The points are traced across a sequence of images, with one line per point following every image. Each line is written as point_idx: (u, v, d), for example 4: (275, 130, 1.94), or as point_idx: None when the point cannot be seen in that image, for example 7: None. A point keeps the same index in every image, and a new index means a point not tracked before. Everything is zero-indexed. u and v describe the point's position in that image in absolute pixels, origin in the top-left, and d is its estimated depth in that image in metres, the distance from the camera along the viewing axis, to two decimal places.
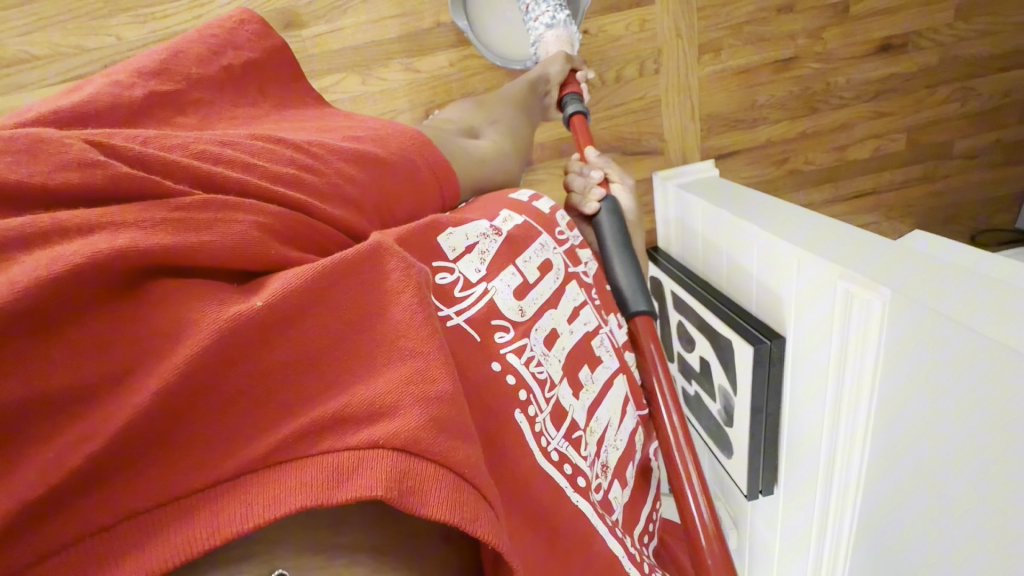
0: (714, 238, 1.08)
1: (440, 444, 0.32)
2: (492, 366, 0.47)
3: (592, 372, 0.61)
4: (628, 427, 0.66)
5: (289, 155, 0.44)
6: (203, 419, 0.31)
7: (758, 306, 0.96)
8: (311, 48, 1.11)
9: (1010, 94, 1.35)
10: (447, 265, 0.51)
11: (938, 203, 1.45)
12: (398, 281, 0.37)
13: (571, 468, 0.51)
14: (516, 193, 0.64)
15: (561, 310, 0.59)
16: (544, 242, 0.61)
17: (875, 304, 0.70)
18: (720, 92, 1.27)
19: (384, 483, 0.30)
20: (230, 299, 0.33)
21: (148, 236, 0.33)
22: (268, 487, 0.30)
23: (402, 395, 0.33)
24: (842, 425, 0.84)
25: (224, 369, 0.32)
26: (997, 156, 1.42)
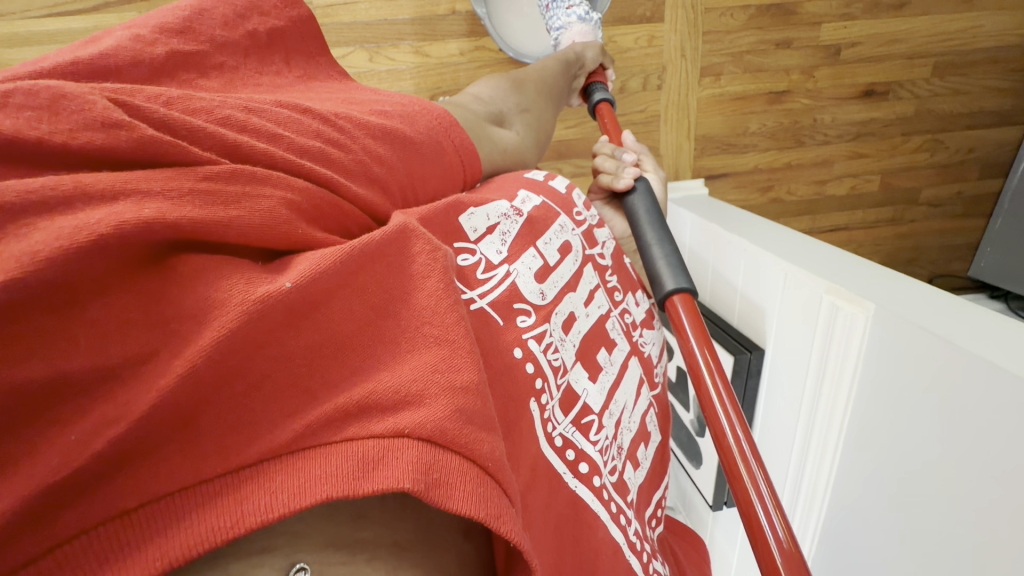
0: (700, 252, 1.13)
1: (467, 437, 0.31)
2: (512, 353, 0.47)
3: (609, 355, 0.63)
4: (641, 409, 0.69)
5: (315, 127, 0.40)
6: (225, 408, 0.28)
7: (740, 320, 1.01)
8: (321, 18, 1.08)
9: (973, 150, 1.46)
10: (469, 247, 0.50)
11: (903, 244, 1.55)
12: (423, 266, 0.36)
13: (574, 454, 0.52)
14: (532, 174, 0.64)
15: (579, 295, 0.61)
16: (563, 224, 0.62)
17: (858, 321, 0.74)
18: (717, 115, 1.31)
19: (412, 475, 0.29)
20: (254, 275, 0.31)
21: (175, 208, 0.29)
22: (291, 478, 0.28)
23: (430, 386, 0.31)
24: (813, 439, 0.87)
25: (252, 352, 0.29)
26: (957, 207, 1.53)
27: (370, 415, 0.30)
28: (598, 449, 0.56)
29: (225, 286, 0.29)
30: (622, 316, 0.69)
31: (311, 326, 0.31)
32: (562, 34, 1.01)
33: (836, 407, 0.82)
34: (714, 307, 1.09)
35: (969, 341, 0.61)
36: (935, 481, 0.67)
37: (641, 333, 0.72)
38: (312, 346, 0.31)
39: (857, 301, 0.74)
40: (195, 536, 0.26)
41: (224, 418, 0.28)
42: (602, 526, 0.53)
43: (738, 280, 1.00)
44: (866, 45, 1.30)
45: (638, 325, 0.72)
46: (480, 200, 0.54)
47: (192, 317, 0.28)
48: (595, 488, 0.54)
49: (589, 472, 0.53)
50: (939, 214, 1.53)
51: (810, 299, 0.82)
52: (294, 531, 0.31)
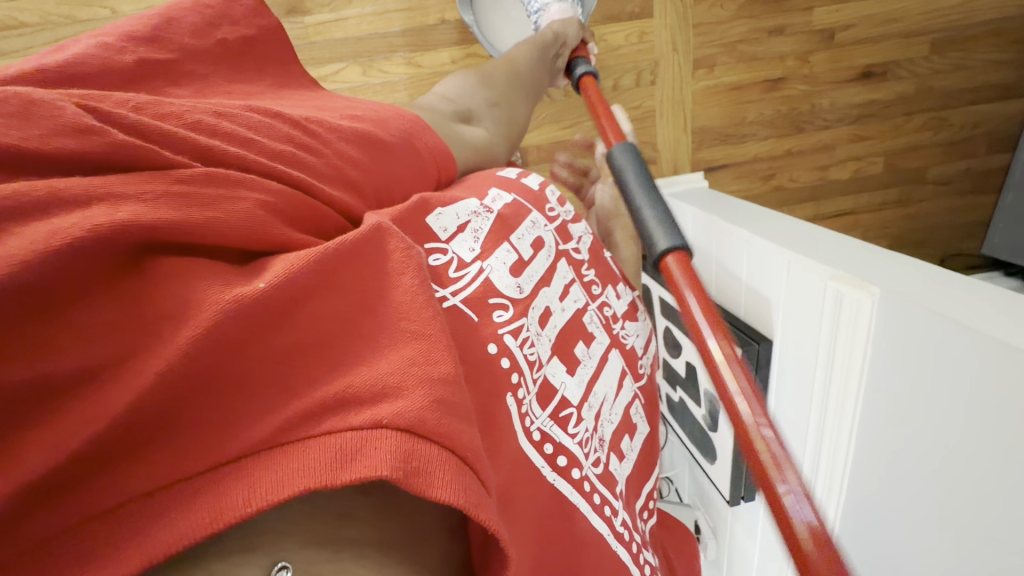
0: (702, 245, 1.13)
1: (445, 428, 0.31)
2: (486, 349, 0.47)
3: (588, 348, 0.63)
4: (625, 400, 0.68)
5: (285, 133, 0.41)
6: (205, 407, 0.29)
7: (746, 311, 1.01)
8: (313, 36, 1.10)
9: (979, 125, 1.43)
10: (440, 246, 0.50)
11: (911, 225, 1.53)
12: (398, 265, 0.36)
13: (553, 448, 0.52)
14: (505, 173, 0.64)
15: (553, 289, 0.60)
16: (535, 219, 0.62)
17: (864, 306, 0.73)
18: (712, 106, 1.31)
19: (390, 462, 0.29)
20: (232, 279, 0.31)
21: (147, 209, 0.30)
22: (270, 470, 0.28)
23: (406, 379, 0.32)
24: (827, 428, 0.86)
25: (232, 350, 0.30)
26: (966, 183, 1.50)
27: (346, 407, 0.30)
28: (577, 442, 0.56)
29: (203, 286, 0.30)
30: (601, 310, 0.68)
31: (294, 324, 0.32)
32: (545, 14, 1.00)
33: (850, 394, 0.80)
34: (719, 299, 1.09)
35: (981, 322, 0.59)
36: (955, 468, 0.65)
37: (624, 327, 0.72)
38: (292, 344, 0.32)
39: (861, 286, 0.73)
40: (175, 530, 0.27)
41: (205, 414, 0.29)
42: (583, 514, 0.53)
43: (742, 271, 0.99)
44: (861, 26, 1.28)
45: (619, 318, 0.72)
46: (448, 200, 0.54)
47: (169, 316, 0.29)
48: (575, 480, 0.53)
49: (567, 463, 0.53)
50: (947, 192, 1.50)
51: (815, 286, 0.81)
52: (280, 527, 0.32)
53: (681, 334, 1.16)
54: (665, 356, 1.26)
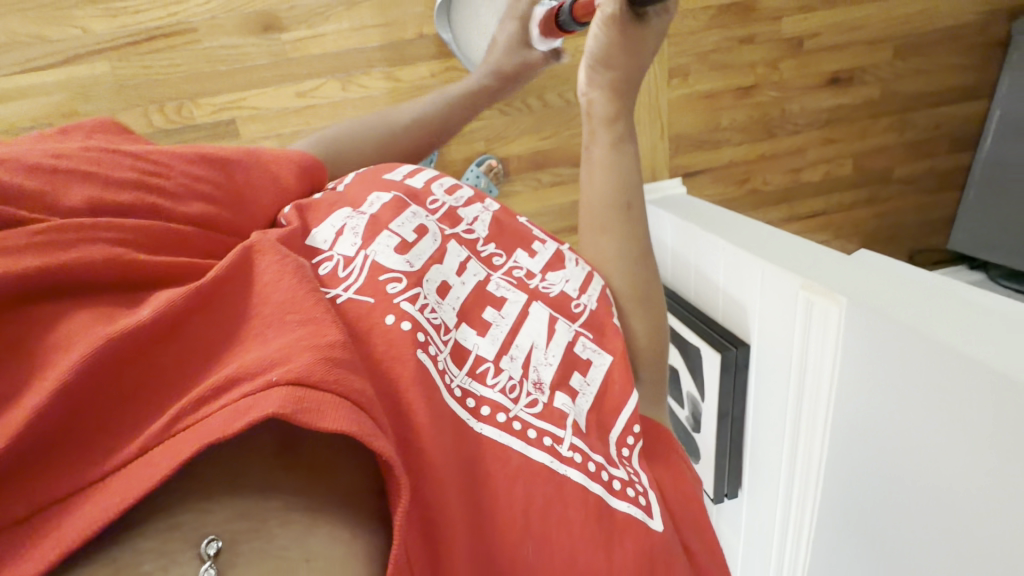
0: (680, 251, 1.16)
1: (338, 377, 0.32)
2: (383, 319, 0.40)
3: (499, 308, 0.50)
4: (562, 340, 0.52)
5: (142, 174, 0.42)
6: (79, 428, 0.30)
7: (723, 314, 1.04)
8: (291, 52, 1.11)
9: (941, 127, 1.49)
10: (326, 257, 0.46)
11: (880, 223, 1.58)
12: (273, 273, 0.38)
13: (474, 400, 0.42)
14: (390, 173, 0.57)
15: (448, 264, 0.51)
16: (414, 207, 0.53)
17: (833, 314, 0.77)
18: (687, 113, 1.34)
19: (281, 400, 0.30)
20: (112, 312, 0.33)
21: (30, 262, 0.32)
22: (170, 450, 0.29)
23: (294, 350, 0.33)
24: (801, 430, 0.89)
25: (118, 371, 0.31)
26: (930, 182, 1.56)
27: (230, 386, 0.31)
28: (501, 390, 0.44)
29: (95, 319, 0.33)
30: (509, 273, 0.55)
31: (180, 340, 0.34)
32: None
33: (820, 397, 0.84)
34: (697, 303, 1.13)
35: (940, 331, 0.63)
36: (921, 468, 0.68)
37: (544, 278, 0.56)
38: (169, 360, 0.33)
39: (829, 295, 0.76)
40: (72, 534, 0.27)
41: (99, 427, 0.30)
42: (518, 450, 0.41)
43: (719, 276, 1.02)
44: (827, 34, 1.33)
45: (538, 272, 0.57)
46: (322, 216, 0.51)
47: (58, 348, 0.31)
48: (504, 423, 0.42)
49: (492, 411, 0.42)
50: (913, 191, 1.56)
51: (787, 294, 0.84)
52: (204, 507, 0.31)
53: None
54: None
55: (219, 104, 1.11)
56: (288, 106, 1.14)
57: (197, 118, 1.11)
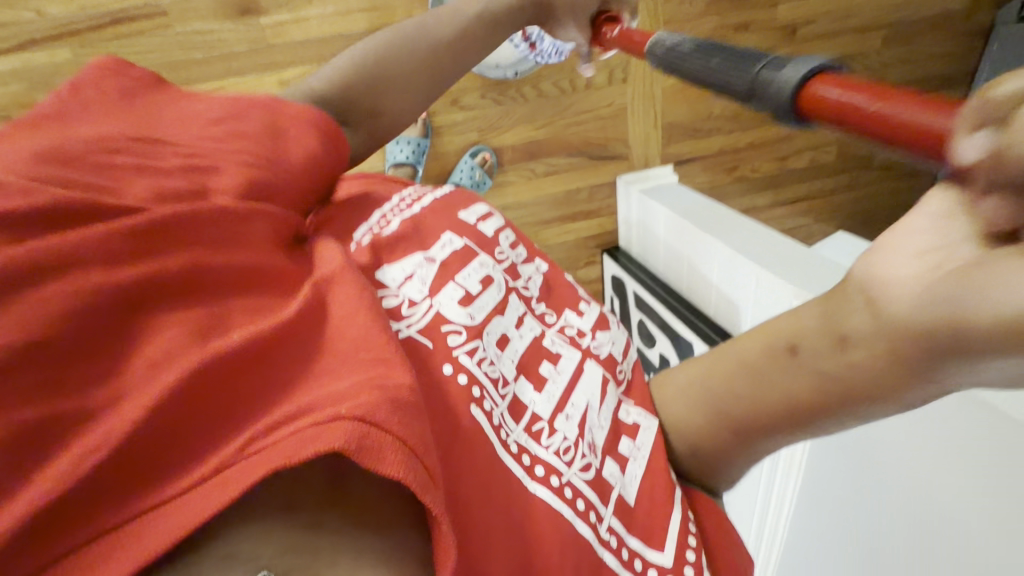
0: (675, 246, 1.17)
1: (399, 420, 0.31)
2: (440, 370, 0.42)
3: (556, 363, 0.50)
4: (611, 405, 0.50)
5: (178, 159, 0.40)
6: (184, 440, 0.29)
7: (715, 313, 1.09)
8: (272, 38, 1.04)
9: None
10: (391, 292, 0.47)
11: (858, 207, 1.63)
12: (351, 307, 0.37)
13: (531, 458, 0.42)
14: (466, 211, 0.58)
15: (508, 316, 0.51)
16: (484, 261, 0.53)
17: None
18: (680, 101, 1.33)
19: (345, 437, 0.29)
20: (212, 326, 0.33)
21: (130, 270, 0.32)
22: (239, 475, 0.28)
23: (365, 388, 0.31)
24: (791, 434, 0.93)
25: (208, 395, 0.30)
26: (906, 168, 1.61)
27: (295, 417, 0.30)
28: (556, 453, 0.43)
29: (178, 337, 0.31)
30: (563, 331, 0.54)
31: (260, 368, 0.32)
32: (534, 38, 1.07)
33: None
34: (688, 297, 1.17)
35: None
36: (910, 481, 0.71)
37: (593, 338, 0.55)
38: (270, 378, 0.32)
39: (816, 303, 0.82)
40: (151, 546, 0.26)
41: (181, 450, 0.29)
42: (568, 521, 0.40)
43: (713, 275, 1.06)
44: (821, 22, 1.35)
45: (588, 331, 0.56)
46: (397, 255, 0.50)
47: (149, 365, 0.30)
48: (556, 489, 0.42)
49: (546, 472, 0.42)
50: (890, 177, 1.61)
51: (775, 300, 0.90)
52: (253, 537, 0.29)
53: (654, 328, 1.24)
54: (639, 346, 1.33)
55: (195, 94, 1.04)
56: (270, 96, 1.08)
57: None
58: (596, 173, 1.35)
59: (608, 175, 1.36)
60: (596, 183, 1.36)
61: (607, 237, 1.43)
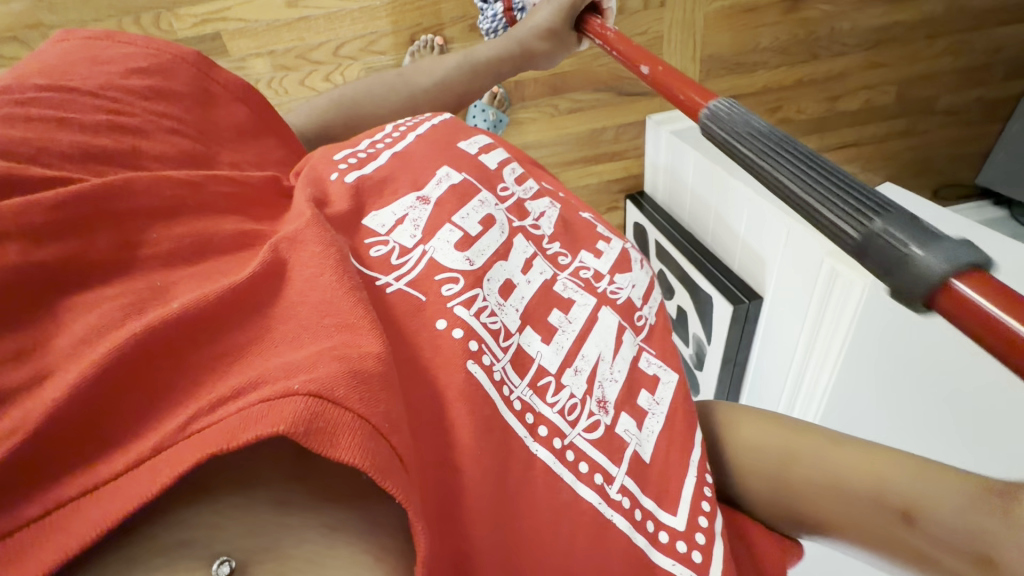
0: (702, 192, 1.10)
1: (360, 396, 0.27)
2: (433, 324, 0.38)
3: (567, 312, 0.47)
4: (628, 354, 0.48)
5: (102, 110, 0.41)
6: (118, 423, 0.26)
7: (740, 265, 1.03)
8: None
9: (999, 51, 1.37)
10: (380, 238, 0.43)
11: (913, 156, 1.48)
12: (314, 265, 0.33)
13: (534, 416, 0.39)
14: (468, 141, 0.55)
15: (513, 260, 0.48)
16: (484, 198, 0.50)
17: (856, 287, 0.78)
18: (724, 30, 1.20)
19: (288, 420, 0.24)
20: (145, 302, 0.30)
21: (50, 242, 0.29)
22: (179, 454, 0.24)
23: (319, 360, 0.27)
24: (797, 401, 0.98)
25: (146, 370, 0.27)
26: (976, 112, 1.45)
27: (244, 393, 0.26)
28: (559, 411, 0.40)
29: (105, 314, 0.28)
30: (577, 274, 0.51)
31: (206, 340, 0.29)
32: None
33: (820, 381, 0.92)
34: (716, 250, 1.11)
35: None
36: None
37: (612, 281, 0.53)
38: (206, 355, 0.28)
39: (856, 270, 0.77)
40: (73, 535, 0.23)
41: (120, 424, 0.26)
42: (567, 486, 0.38)
43: (741, 227, 0.99)
44: None
45: (606, 274, 0.53)
46: (383, 200, 0.47)
47: (87, 336, 0.27)
48: (558, 451, 0.39)
49: (549, 433, 0.39)
50: (956, 122, 1.45)
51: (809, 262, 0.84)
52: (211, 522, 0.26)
53: (675, 280, 1.18)
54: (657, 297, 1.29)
55: (201, 16, 0.99)
56: (278, 18, 1.01)
57: (177, 32, 0.99)
58: (625, 111, 1.25)
59: (637, 113, 1.26)
60: (622, 122, 1.27)
61: (632, 181, 1.34)
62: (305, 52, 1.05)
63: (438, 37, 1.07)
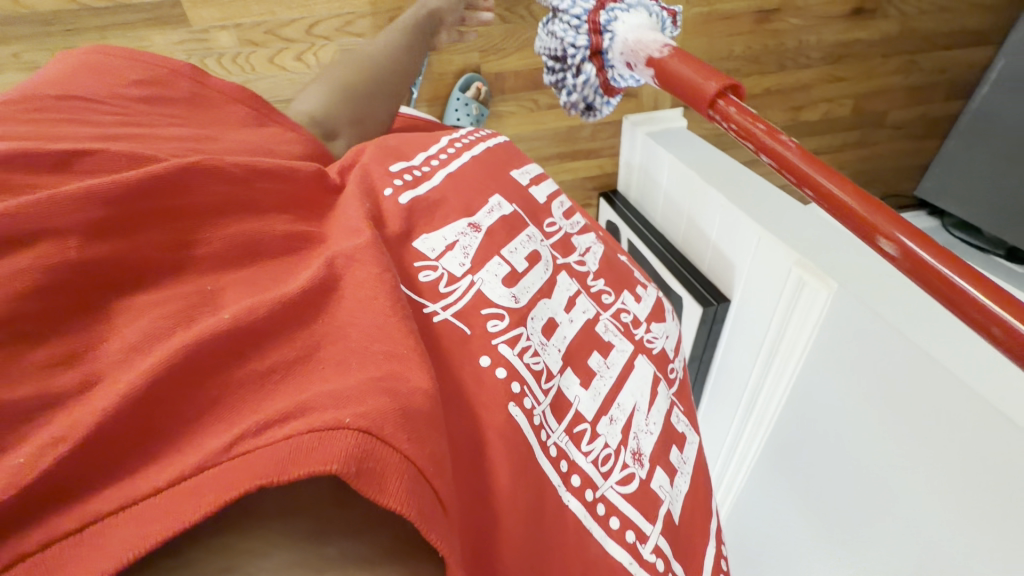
0: (675, 195, 1.13)
1: (407, 436, 0.31)
2: (478, 361, 0.43)
3: (605, 356, 0.54)
4: (662, 408, 0.57)
5: (124, 120, 0.46)
6: (180, 425, 0.30)
7: (708, 268, 1.08)
8: None
9: (944, 73, 1.48)
10: (431, 262, 0.48)
11: (863, 167, 1.58)
12: (364, 298, 0.38)
13: (568, 465, 0.45)
14: (520, 170, 0.62)
15: (557, 299, 0.54)
16: (530, 234, 0.56)
17: (821, 296, 0.83)
18: (702, 36, 1.22)
19: (340, 459, 0.28)
20: (195, 314, 0.35)
21: (102, 248, 0.35)
22: (221, 479, 0.27)
23: (368, 392, 0.31)
24: (760, 398, 1.03)
25: (202, 378, 0.32)
26: (918, 128, 1.56)
27: (291, 419, 0.29)
28: (593, 461, 0.47)
29: (164, 319, 0.34)
30: (617, 317, 0.59)
31: (251, 358, 0.33)
32: (621, 73, 0.68)
33: (780, 382, 0.98)
34: (684, 249, 1.15)
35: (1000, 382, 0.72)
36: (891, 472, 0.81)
37: (649, 329, 0.61)
38: (256, 372, 0.33)
39: (822, 279, 0.82)
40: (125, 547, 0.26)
41: (175, 427, 0.30)
42: (596, 540, 0.44)
43: (711, 232, 1.03)
44: None
45: (643, 322, 0.61)
46: (435, 223, 0.52)
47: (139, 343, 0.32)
48: (590, 502, 0.46)
49: (582, 483, 0.46)
50: (902, 136, 1.56)
51: (778, 270, 0.89)
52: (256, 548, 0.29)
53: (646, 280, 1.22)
54: None
55: None
56: None
57: None
58: None
59: (615, 112, 1.27)
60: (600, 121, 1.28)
61: (605, 178, 1.36)
62: (276, 27, 0.99)
63: None
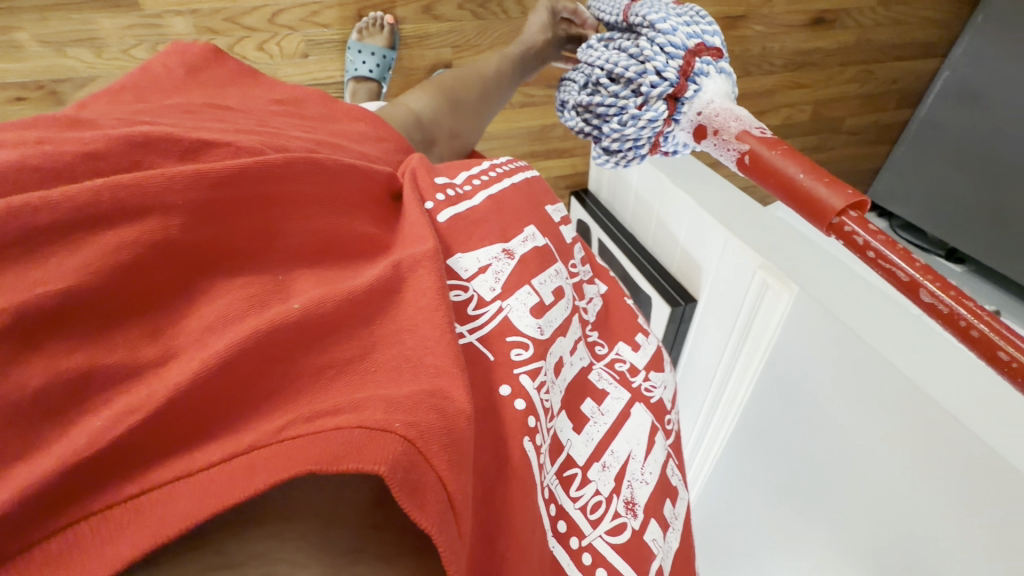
0: (644, 195, 1.14)
1: (449, 461, 0.31)
2: (499, 391, 0.44)
3: (599, 404, 0.56)
4: (658, 456, 0.59)
5: (178, 108, 0.46)
6: (249, 410, 0.31)
7: (676, 268, 1.10)
8: None
9: (895, 82, 1.55)
10: (461, 283, 0.49)
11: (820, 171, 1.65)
12: (419, 310, 0.38)
13: (557, 513, 0.48)
14: (553, 209, 0.63)
15: (568, 338, 0.55)
16: (559, 269, 0.57)
17: (783, 297, 0.87)
18: None
19: (388, 462, 0.28)
20: (273, 299, 0.35)
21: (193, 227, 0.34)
22: (273, 463, 0.27)
23: (418, 404, 0.31)
24: (725, 392, 1.06)
25: (264, 362, 0.32)
26: (872, 135, 1.64)
27: (344, 410, 0.30)
28: (581, 508, 0.50)
29: (242, 301, 0.34)
30: (614, 365, 0.61)
31: (295, 358, 0.33)
32: (677, 134, 0.58)
33: (743, 378, 1.01)
34: (654, 251, 1.16)
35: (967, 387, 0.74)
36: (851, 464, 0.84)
37: (649, 379, 0.62)
38: (318, 366, 0.33)
39: (783, 281, 0.86)
40: (147, 536, 0.25)
41: (233, 410, 0.31)
42: None
43: (680, 234, 1.06)
44: None
45: (641, 370, 0.62)
46: (472, 243, 0.52)
47: (207, 329, 0.32)
48: (574, 551, 0.49)
49: (567, 529, 0.49)
50: (857, 142, 1.63)
51: (743, 272, 0.92)
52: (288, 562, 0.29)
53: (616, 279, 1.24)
54: None
55: None
56: None
57: None
58: None
59: None
60: None
61: (576, 178, 1.37)
62: (237, 15, 0.94)
63: (388, 15, 1.01)
